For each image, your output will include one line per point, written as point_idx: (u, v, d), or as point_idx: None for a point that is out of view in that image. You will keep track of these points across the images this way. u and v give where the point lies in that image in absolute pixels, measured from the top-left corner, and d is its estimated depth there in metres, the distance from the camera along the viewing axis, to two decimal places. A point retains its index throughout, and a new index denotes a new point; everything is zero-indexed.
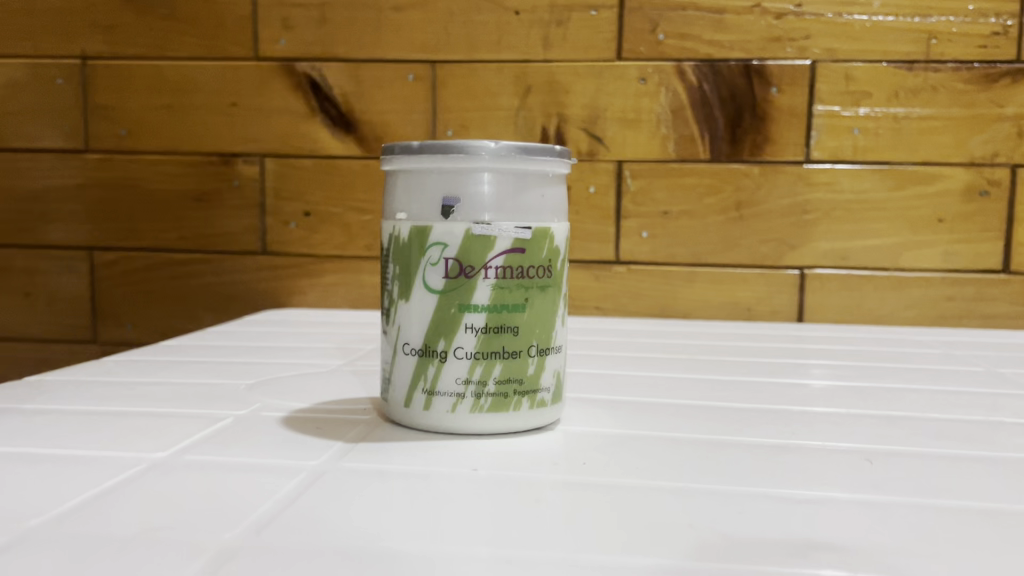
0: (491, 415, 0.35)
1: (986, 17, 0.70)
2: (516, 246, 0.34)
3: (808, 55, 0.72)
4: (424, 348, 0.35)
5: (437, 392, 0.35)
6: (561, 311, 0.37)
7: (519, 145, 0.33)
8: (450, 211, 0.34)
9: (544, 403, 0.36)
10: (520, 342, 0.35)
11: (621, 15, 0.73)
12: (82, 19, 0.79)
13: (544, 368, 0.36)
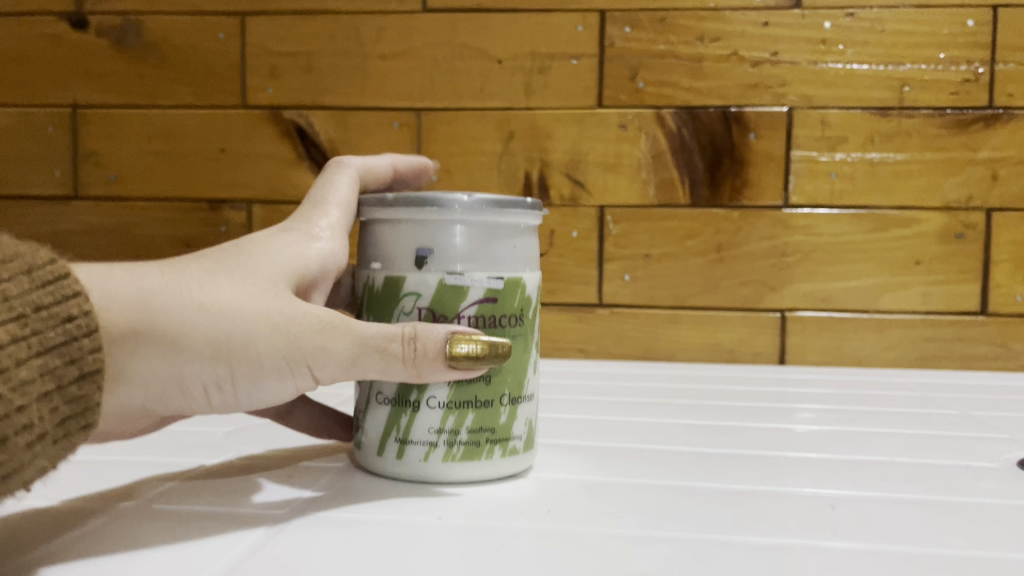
0: (465, 464, 0.35)
1: (958, 64, 0.71)
2: (488, 296, 0.35)
3: (785, 101, 0.73)
4: (399, 398, 0.35)
5: (410, 440, 0.35)
6: (532, 359, 0.37)
7: (491, 198, 0.34)
8: (424, 260, 0.34)
9: (516, 450, 0.36)
10: (492, 391, 0.35)
11: (601, 64, 0.75)
12: (74, 68, 0.80)
13: (516, 417, 0.36)
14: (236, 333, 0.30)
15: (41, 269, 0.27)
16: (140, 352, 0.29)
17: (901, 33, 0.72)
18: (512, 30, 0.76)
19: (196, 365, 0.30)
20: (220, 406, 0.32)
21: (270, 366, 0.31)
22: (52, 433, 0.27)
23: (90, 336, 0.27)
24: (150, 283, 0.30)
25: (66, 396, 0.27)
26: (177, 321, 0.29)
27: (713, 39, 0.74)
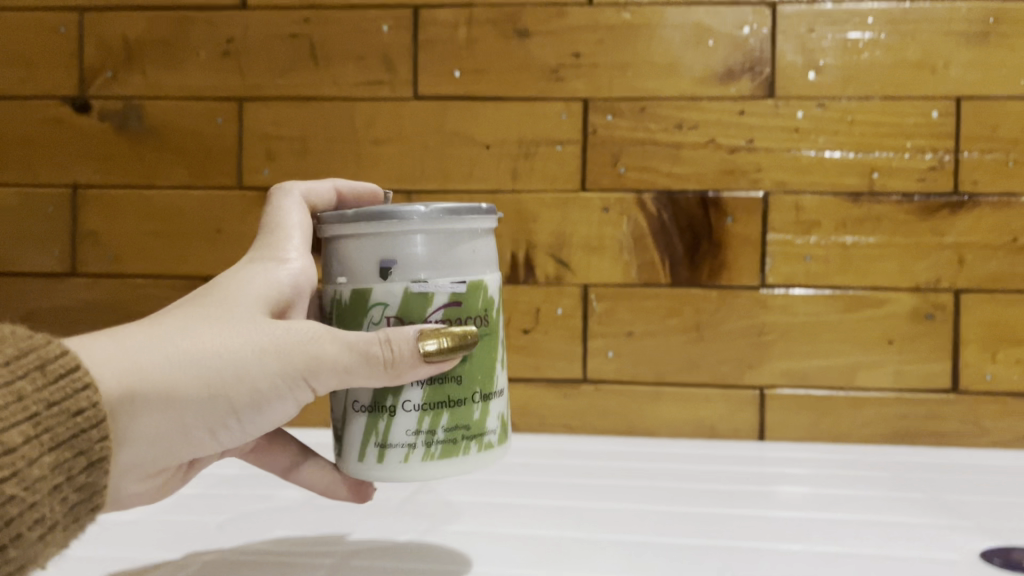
0: (440, 458, 0.43)
1: (924, 153, 0.75)
2: (453, 300, 0.43)
3: (760, 186, 0.77)
4: (377, 406, 0.43)
5: (390, 444, 0.43)
6: (497, 361, 0.46)
7: (447, 209, 0.42)
8: (389, 270, 0.42)
9: (490, 443, 0.45)
10: (463, 391, 0.44)
11: (585, 150, 0.78)
12: (76, 150, 0.83)
13: (487, 414, 0.44)
14: (229, 368, 0.40)
15: (53, 364, 0.36)
16: (152, 408, 0.39)
17: (869, 123, 0.75)
18: (499, 117, 0.79)
19: (197, 407, 0.40)
20: (241, 422, 0.42)
21: (268, 384, 0.41)
22: (67, 516, 0.37)
23: (95, 428, 0.37)
24: (147, 347, 0.40)
25: (74, 485, 0.37)
26: (176, 373, 0.39)
27: (692, 127, 0.77)
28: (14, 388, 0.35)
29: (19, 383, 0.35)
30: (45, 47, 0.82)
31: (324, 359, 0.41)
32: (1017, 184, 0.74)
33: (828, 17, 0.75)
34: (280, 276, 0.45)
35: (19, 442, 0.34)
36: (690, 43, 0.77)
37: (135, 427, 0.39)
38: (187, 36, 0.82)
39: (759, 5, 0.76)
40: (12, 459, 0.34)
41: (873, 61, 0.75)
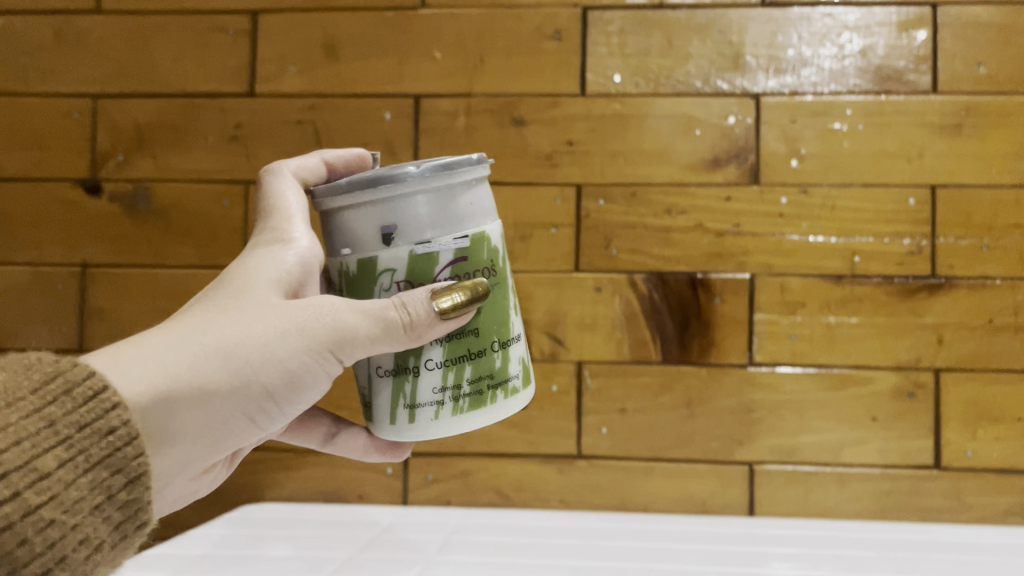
0: (468, 410, 0.48)
1: (902, 238, 0.78)
2: (458, 256, 0.46)
3: (746, 268, 0.80)
4: (402, 369, 0.48)
5: (418, 404, 0.48)
6: (509, 303, 0.50)
7: (440, 165, 0.45)
8: (391, 236, 0.45)
9: (514, 388, 0.49)
10: (482, 342, 0.48)
11: (578, 233, 0.82)
12: (86, 230, 0.86)
13: (507, 359, 0.49)
14: (256, 354, 0.45)
15: (81, 387, 0.39)
16: (191, 407, 0.43)
17: (850, 209, 0.79)
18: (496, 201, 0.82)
19: (233, 398, 0.44)
20: (278, 401, 0.46)
21: (295, 360, 0.46)
22: (112, 536, 0.39)
23: (131, 444, 0.39)
24: (172, 349, 0.43)
25: (116, 503, 0.39)
26: (206, 366, 0.43)
27: (680, 211, 0.81)
28: (45, 413, 0.38)
29: (50, 410, 0.38)
30: (61, 132, 0.86)
31: (346, 329, 0.46)
32: (991, 267, 0.78)
33: (809, 110, 0.79)
34: (283, 258, 0.49)
35: (53, 467, 0.37)
36: (678, 132, 0.81)
37: (178, 428, 0.43)
38: (197, 122, 0.85)
39: (742, 97, 0.80)
40: (48, 483, 0.37)
41: (852, 150, 0.79)
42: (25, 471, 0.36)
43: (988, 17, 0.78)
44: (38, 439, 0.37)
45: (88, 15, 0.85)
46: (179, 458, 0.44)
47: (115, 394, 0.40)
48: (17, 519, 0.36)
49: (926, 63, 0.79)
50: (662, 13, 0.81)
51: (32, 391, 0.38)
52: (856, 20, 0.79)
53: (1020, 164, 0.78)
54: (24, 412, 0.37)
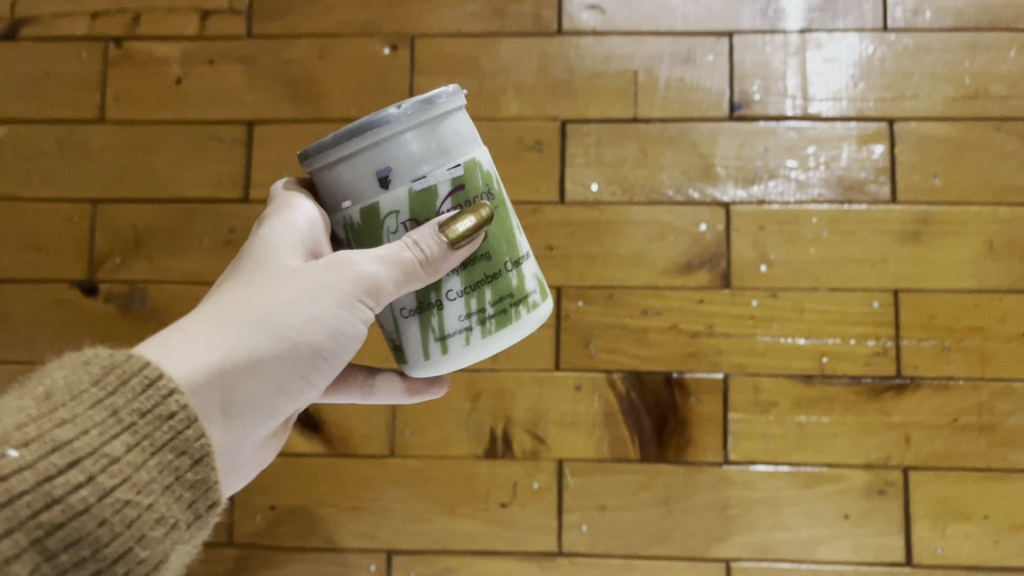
0: (495, 329, 0.52)
1: (868, 339, 0.82)
2: (456, 186, 0.49)
3: (720, 367, 0.83)
4: (427, 305, 0.52)
5: (448, 334, 0.52)
6: (511, 222, 0.53)
7: (421, 100, 0.46)
8: (388, 178, 0.47)
9: (530, 301, 0.54)
10: (496, 265, 0.52)
11: (558, 333, 0.84)
12: (81, 330, 0.87)
13: (521, 277, 0.53)
14: (288, 320, 0.51)
15: (140, 377, 0.43)
16: (238, 376, 0.50)
17: (818, 311, 0.82)
18: None
19: (273, 360, 0.51)
20: (327, 353, 0.53)
21: (329, 317, 0.52)
22: (190, 513, 0.45)
23: (192, 426, 0.44)
24: (209, 328, 0.50)
25: (184, 481, 0.44)
26: (239, 338, 0.50)
27: (655, 313, 0.84)
28: (108, 403, 0.42)
29: (113, 400, 0.42)
30: (60, 234, 0.88)
31: (367, 282, 0.50)
32: (954, 368, 0.81)
33: (777, 217, 0.84)
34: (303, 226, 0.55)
35: (122, 452, 0.42)
36: (652, 238, 0.84)
37: (231, 397, 0.50)
38: (192, 226, 0.87)
39: (713, 205, 0.84)
40: (120, 467, 0.41)
41: (818, 256, 0.83)
42: (98, 457, 0.41)
43: (941, 132, 0.83)
44: (105, 428, 0.41)
45: (91, 124, 0.89)
46: (239, 418, 0.52)
47: (169, 381, 0.44)
48: (96, 501, 0.40)
49: (885, 174, 0.83)
50: (636, 126, 0.86)
51: (94, 383, 0.42)
52: (820, 133, 0.84)
53: (976, 269, 0.82)
54: (90, 403, 0.41)
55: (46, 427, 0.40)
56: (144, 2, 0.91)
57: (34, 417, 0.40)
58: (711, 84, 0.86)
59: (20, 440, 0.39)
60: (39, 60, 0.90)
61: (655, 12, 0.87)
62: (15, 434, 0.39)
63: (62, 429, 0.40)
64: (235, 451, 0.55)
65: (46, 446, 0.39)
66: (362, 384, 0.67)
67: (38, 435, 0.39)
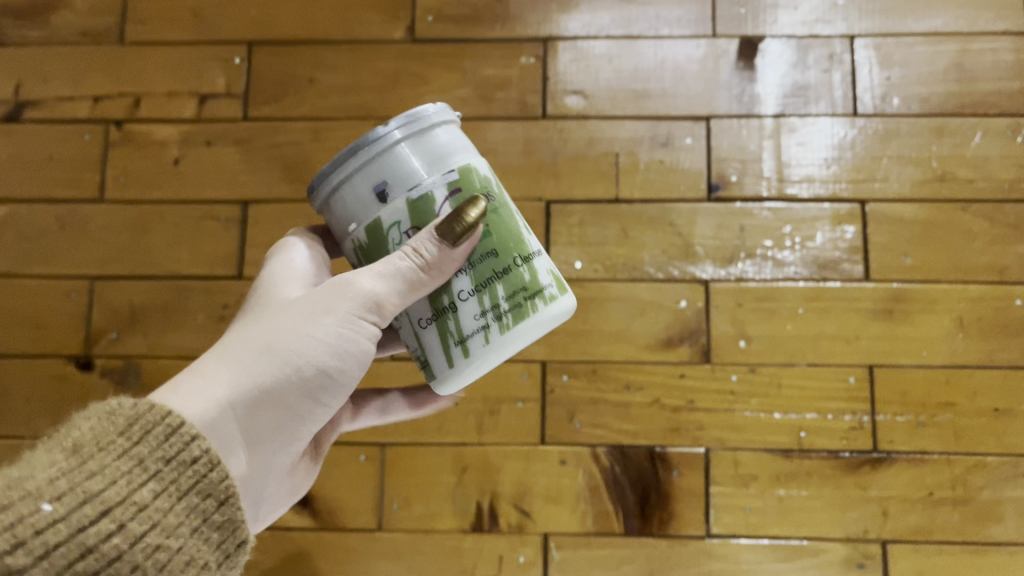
0: (514, 322, 0.51)
1: (845, 414, 0.84)
2: (452, 189, 0.50)
3: (701, 442, 0.85)
4: (442, 311, 0.52)
5: (466, 336, 0.51)
6: (517, 222, 0.53)
7: (407, 116, 0.50)
8: (385, 192, 0.50)
9: (549, 293, 0.52)
10: (504, 261, 0.52)
11: (543, 407, 0.86)
12: (76, 405, 0.88)
13: (534, 271, 0.52)
14: (293, 344, 0.53)
15: (162, 426, 0.45)
16: (253, 404, 0.52)
17: (795, 386, 0.85)
18: None
19: (286, 385, 0.53)
20: (337, 371, 0.54)
21: (334, 335, 0.53)
22: (222, 553, 0.47)
23: (215, 469, 0.46)
24: (219, 366, 0.52)
25: (212, 523, 0.46)
26: (247, 369, 0.52)
27: (637, 388, 0.86)
28: (134, 453, 0.44)
29: (138, 450, 0.44)
30: (58, 310, 0.90)
31: (369, 297, 0.52)
32: (928, 442, 0.83)
33: (754, 295, 0.86)
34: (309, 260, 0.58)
35: (150, 498, 0.43)
36: (634, 314, 0.87)
37: (249, 426, 0.52)
38: (187, 302, 0.89)
39: (693, 283, 0.87)
40: (149, 512, 0.43)
41: (795, 332, 0.85)
42: (127, 504, 0.42)
43: (910, 213, 0.87)
44: (132, 477, 0.43)
45: (90, 203, 0.92)
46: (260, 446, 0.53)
47: (190, 428, 0.46)
48: (129, 547, 0.42)
49: (858, 254, 0.87)
50: (618, 206, 0.89)
51: (119, 434, 0.44)
52: (795, 214, 0.88)
53: (947, 346, 0.84)
54: (117, 454, 0.43)
55: (77, 480, 0.42)
56: (145, 87, 0.94)
57: (65, 471, 0.42)
58: (690, 166, 0.89)
59: (53, 495, 0.40)
60: (44, 143, 0.94)
61: (635, 98, 0.91)
62: (47, 489, 0.40)
63: (92, 481, 0.42)
64: (257, 483, 0.56)
65: (78, 499, 0.41)
66: (374, 407, 0.71)
67: (70, 488, 0.41)
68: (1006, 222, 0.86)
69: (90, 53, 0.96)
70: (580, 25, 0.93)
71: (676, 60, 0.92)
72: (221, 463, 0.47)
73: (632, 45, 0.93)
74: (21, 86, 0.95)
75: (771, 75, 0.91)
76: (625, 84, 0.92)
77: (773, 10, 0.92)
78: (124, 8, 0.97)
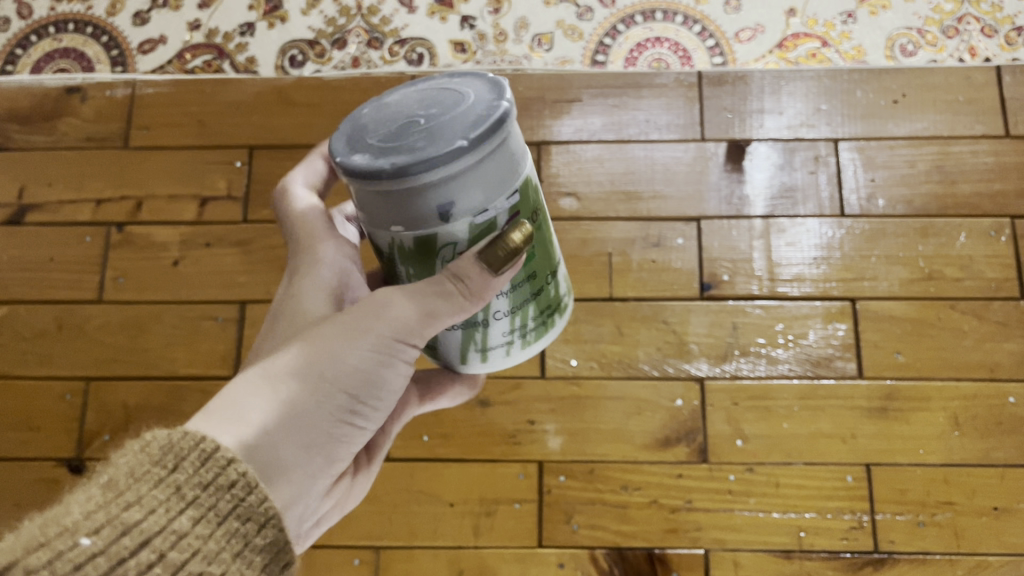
0: (534, 338, 0.53)
1: (844, 513, 0.83)
2: (512, 213, 0.42)
3: (700, 543, 0.83)
4: (472, 323, 0.49)
5: (489, 345, 0.51)
6: (548, 228, 0.48)
7: (485, 124, 0.37)
8: (449, 214, 0.39)
9: (559, 300, 0.53)
10: (538, 281, 0.49)
11: (540, 507, 0.85)
12: None
13: (553, 282, 0.51)
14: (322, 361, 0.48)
15: (196, 452, 0.40)
16: (287, 429, 0.46)
17: (793, 485, 0.84)
18: (462, 477, 0.86)
19: (319, 409, 0.48)
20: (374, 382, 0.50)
21: (368, 350, 0.49)
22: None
23: (252, 492, 0.40)
24: (247, 392, 0.46)
25: (255, 548, 0.40)
26: (279, 391, 0.47)
27: (635, 488, 0.85)
28: (170, 481, 0.39)
29: (175, 477, 0.39)
30: (51, 411, 0.89)
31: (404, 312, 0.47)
32: (929, 543, 0.82)
33: (749, 393, 0.87)
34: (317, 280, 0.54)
35: (190, 526, 0.38)
36: (630, 413, 0.87)
37: (282, 457, 0.46)
38: (182, 402, 0.89)
39: (688, 381, 0.87)
40: (188, 540, 0.38)
41: (791, 430, 0.85)
42: (167, 535, 0.37)
43: (900, 311, 0.89)
44: (170, 505, 0.38)
45: (89, 304, 0.93)
46: (297, 478, 0.47)
47: (226, 451, 0.41)
48: None
49: (851, 351, 0.87)
50: (613, 304, 0.90)
51: (154, 462, 0.39)
52: (787, 312, 0.89)
53: (941, 443, 0.85)
54: (152, 483, 0.38)
55: (114, 511, 0.36)
56: (147, 190, 0.97)
57: (101, 504, 0.36)
58: (682, 265, 0.91)
59: (90, 528, 0.35)
60: (46, 246, 0.95)
61: (627, 199, 0.94)
62: (84, 522, 0.35)
63: (130, 511, 0.37)
64: (302, 512, 0.50)
65: (117, 530, 0.36)
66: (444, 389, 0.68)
67: (107, 520, 0.36)
68: (994, 319, 0.88)
69: (95, 157, 0.98)
70: (571, 130, 0.96)
71: (665, 163, 0.95)
72: (257, 483, 0.41)
73: (623, 149, 0.96)
74: (24, 189, 0.98)
75: (759, 177, 0.94)
76: (617, 186, 0.94)
77: (759, 115, 0.96)
78: (129, 113, 0.99)
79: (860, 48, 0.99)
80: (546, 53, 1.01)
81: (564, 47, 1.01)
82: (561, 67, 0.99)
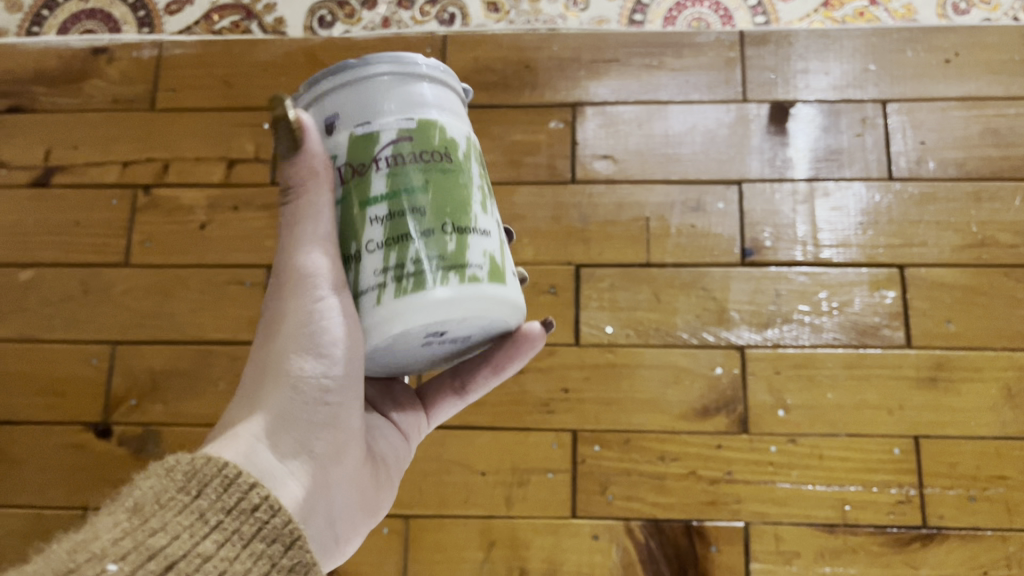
0: (411, 291, 0.42)
1: (891, 487, 0.80)
2: (402, 136, 0.44)
3: (740, 516, 0.80)
4: (351, 258, 0.46)
5: (364, 289, 0.44)
6: (473, 196, 0.45)
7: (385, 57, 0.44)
8: (333, 124, 0.46)
9: (476, 276, 0.43)
10: (431, 221, 0.43)
11: (574, 478, 0.82)
12: (90, 473, 0.84)
13: (465, 246, 0.43)
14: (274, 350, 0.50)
15: (219, 478, 0.40)
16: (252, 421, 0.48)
17: (836, 457, 0.81)
18: (493, 446, 0.84)
19: (279, 391, 0.49)
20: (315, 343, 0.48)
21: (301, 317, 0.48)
22: None
23: (276, 516, 0.40)
24: (237, 405, 0.50)
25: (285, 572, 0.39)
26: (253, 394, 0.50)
27: (673, 459, 0.82)
28: (194, 506, 0.38)
29: (198, 503, 0.38)
30: (78, 376, 0.88)
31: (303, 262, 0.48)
32: (979, 518, 0.79)
33: (792, 362, 0.84)
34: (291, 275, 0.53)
35: (214, 549, 0.37)
36: (668, 381, 0.84)
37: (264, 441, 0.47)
38: (209, 368, 0.87)
39: (728, 349, 0.84)
40: (214, 563, 0.37)
41: (836, 401, 0.82)
42: (192, 558, 0.36)
43: (951, 278, 0.85)
44: (194, 529, 0.37)
45: (115, 268, 0.91)
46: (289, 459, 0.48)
47: (248, 477, 0.40)
48: None
49: (899, 320, 0.84)
50: (649, 270, 0.87)
51: (179, 489, 0.38)
52: (832, 279, 0.86)
53: (994, 417, 0.81)
54: (176, 509, 0.37)
55: (140, 538, 0.35)
56: (174, 151, 0.95)
57: (128, 531, 0.36)
58: (723, 231, 0.88)
59: (117, 554, 0.34)
60: (71, 209, 0.94)
61: (665, 163, 0.91)
62: (111, 548, 0.34)
63: (155, 537, 0.36)
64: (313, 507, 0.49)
65: (144, 555, 0.35)
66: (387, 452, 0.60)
67: (134, 546, 0.35)
68: None
69: (122, 119, 0.97)
70: (608, 92, 0.93)
71: (706, 125, 0.92)
72: (280, 508, 0.40)
73: (662, 111, 0.93)
74: (50, 152, 0.96)
75: (803, 139, 0.90)
76: (655, 149, 0.91)
77: (803, 76, 0.92)
78: (155, 75, 0.98)
79: (910, 6, 0.95)
80: (581, 12, 0.98)
81: (600, 6, 0.98)
82: (598, 27, 0.96)
